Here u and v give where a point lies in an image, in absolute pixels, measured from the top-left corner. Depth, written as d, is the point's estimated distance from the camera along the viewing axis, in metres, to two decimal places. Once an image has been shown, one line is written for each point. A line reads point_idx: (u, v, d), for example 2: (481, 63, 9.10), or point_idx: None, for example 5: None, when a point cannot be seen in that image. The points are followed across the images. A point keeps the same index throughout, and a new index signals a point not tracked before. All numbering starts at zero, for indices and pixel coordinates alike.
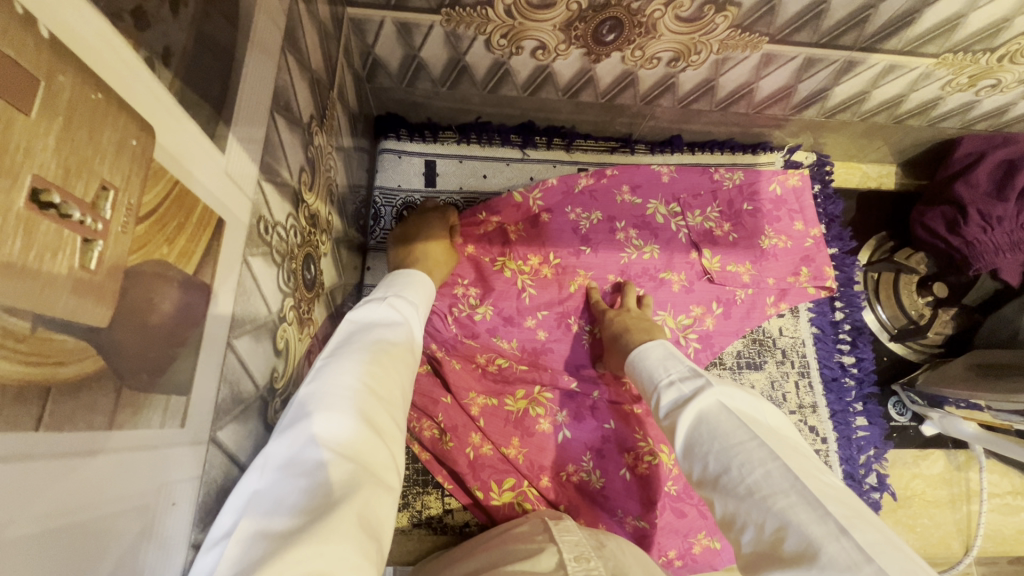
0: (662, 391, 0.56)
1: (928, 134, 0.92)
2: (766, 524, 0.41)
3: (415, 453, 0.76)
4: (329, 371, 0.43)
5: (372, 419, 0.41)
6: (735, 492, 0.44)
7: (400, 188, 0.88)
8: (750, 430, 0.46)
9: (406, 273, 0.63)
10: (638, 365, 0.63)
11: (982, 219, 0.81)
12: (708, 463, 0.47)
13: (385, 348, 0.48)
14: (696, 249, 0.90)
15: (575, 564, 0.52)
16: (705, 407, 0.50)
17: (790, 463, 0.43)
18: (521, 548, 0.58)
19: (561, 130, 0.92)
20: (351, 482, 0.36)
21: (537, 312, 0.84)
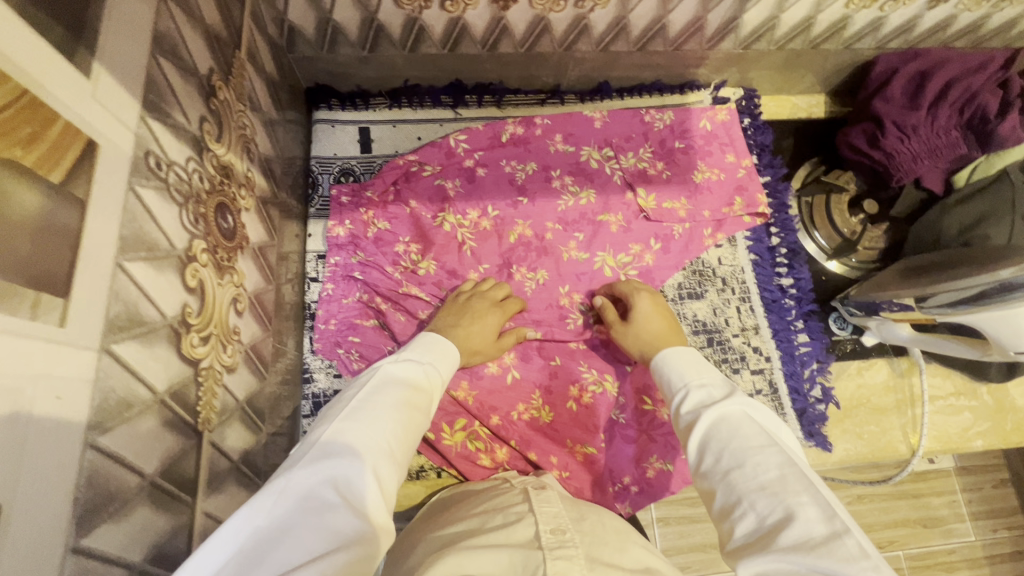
0: (689, 388, 0.59)
1: (847, 58, 0.94)
2: (770, 516, 0.43)
3: None
4: (356, 426, 0.49)
5: (384, 479, 0.46)
6: (741, 487, 0.47)
7: (336, 156, 0.90)
8: (771, 439, 0.49)
9: (431, 336, 0.68)
10: (661, 366, 0.65)
11: (899, 130, 0.84)
12: (722, 459, 0.50)
13: (407, 411, 0.54)
14: (630, 189, 0.93)
15: (551, 536, 0.50)
16: (728, 411, 0.53)
17: (809, 475, 0.46)
18: (494, 521, 0.55)
19: (489, 87, 0.93)
20: (357, 533, 0.41)
21: (480, 264, 0.86)
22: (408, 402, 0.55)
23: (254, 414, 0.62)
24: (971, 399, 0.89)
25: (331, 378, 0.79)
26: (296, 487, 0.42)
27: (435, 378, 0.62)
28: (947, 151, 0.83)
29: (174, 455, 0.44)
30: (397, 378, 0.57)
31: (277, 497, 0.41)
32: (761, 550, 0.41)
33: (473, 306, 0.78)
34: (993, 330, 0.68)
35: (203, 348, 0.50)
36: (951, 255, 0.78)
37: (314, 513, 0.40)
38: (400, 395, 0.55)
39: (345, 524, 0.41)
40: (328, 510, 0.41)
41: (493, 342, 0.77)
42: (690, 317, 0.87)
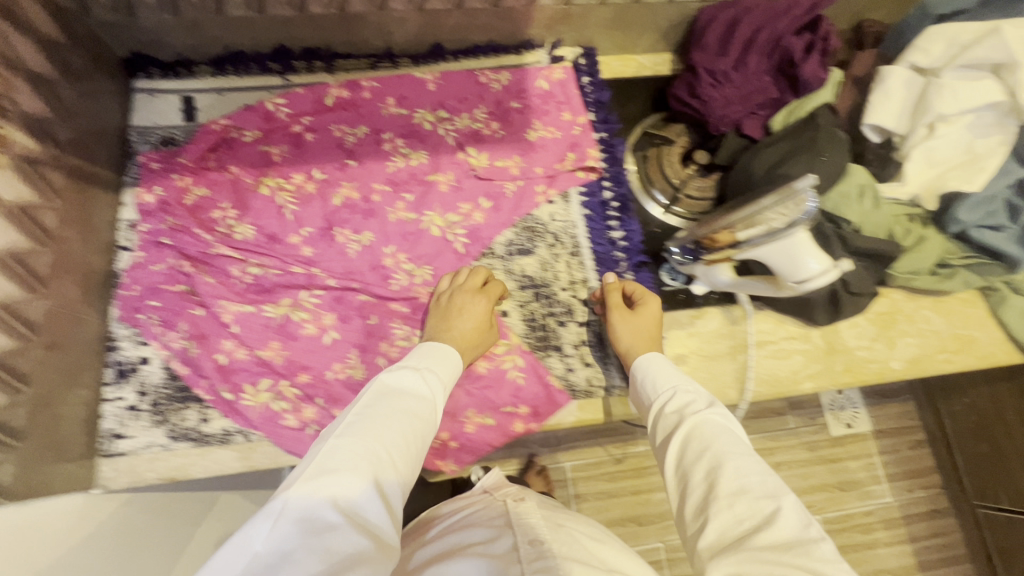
0: (676, 396, 0.67)
1: (677, 11, 0.95)
2: (750, 517, 0.52)
3: (173, 373, 0.76)
4: (349, 442, 0.54)
5: (383, 494, 0.53)
6: (720, 487, 0.55)
7: (157, 126, 0.88)
8: (750, 450, 0.58)
9: (441, 343, 0.74)
10: (636, 372, 0.74)
11: (712, 78, 0.85)
12: (704, 462, 0.58)
13: (408, 423, 0.60)
14: (462, 149, 0.93)
15: (530, 547, 0.63)
16: (712, 418, 0.62)
17: (781, 481, 0.54)
18: (482, 531, 0.68)
19: (317, 52, 0.93)
20: (358, 548, 0.47)
21: (302, 228, 0.85)
22: (407, 415, 0.61)
23: (8, 374, 0.61)
24: (804, 342, 0.90)
25: (137, 345, 0.77)
26: (294, 507, 0.47)
27: (439, 390, 0.68)
28: (759, 95, 0.85)
29: None
30: (394, 390, 0.63)
31: (273, 520, 0.46)
32: (737, 548, 0.49)
33: (461, 301, 0.78)
34: (776, 262, 0.69)
35: None
36: (752, 195, 0.78)
37: (318, 532, 0.46)
38: (398, 406, 0.61)
39: (346, 541, 0.46)
40: (330, 529, 0.47)
41: (485, 329, 0.78)
42: (518, 273, 0.87)
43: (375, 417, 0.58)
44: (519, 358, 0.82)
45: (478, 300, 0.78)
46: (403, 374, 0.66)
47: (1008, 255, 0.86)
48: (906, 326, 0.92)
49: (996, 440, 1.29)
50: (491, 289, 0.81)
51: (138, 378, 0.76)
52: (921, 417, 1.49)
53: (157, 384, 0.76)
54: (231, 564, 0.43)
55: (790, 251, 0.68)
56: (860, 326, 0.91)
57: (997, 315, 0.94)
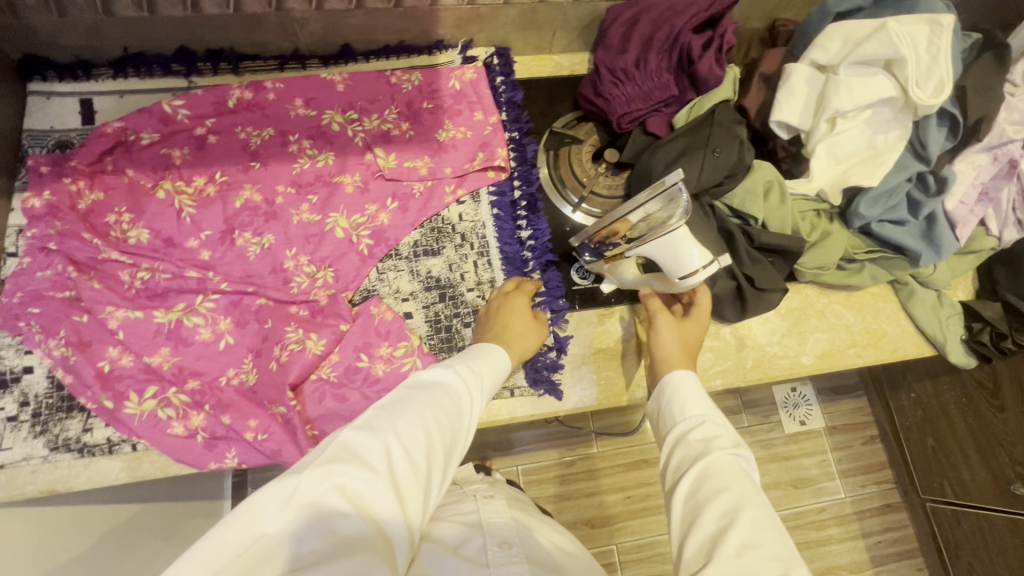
0: (704, 421, 0.62)
1: (585, 10, 0.95)
2: (755, 572, 0.46)
3: (57, 382, 0.74)
4: (377, 433, 0.50)
5: (403, 493, 0.48)
6: (727, 538, 0.49)
7: (53, 129, 0.87)
8: (763, 500, 0.53)
9: (488, 349, 0.70)
10: (662, 390, 0.68)
11: (614, 76, 0.85)
12: (718, 501, 0.52)
13: (438, 420, 0.55)
14: (370, 150, 0.92)
15: (499, 551, 0.58)
16: (720, 461, 0.56)
17: (789, 550, 0.49)
18: (450, 526, 0.63)
19: (222, 54, 0.91)
20: (364, 544, 0.43)
21: (200, 232, 0.84)
22: (438, 412, 0.56)
23: None
24: (714, 339, 0.89)
25: (21, 354, 0.75)
26: (305, 488, 0.44)
27: (481, 394, 0.63)
28: (660, 93, 0.85)
29: None
30: (431, 387, 0.58)
31: (283, 498, 0.44)
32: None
33: (507, 302, 0.80)
34: (664, 249, 0.72)
35: None
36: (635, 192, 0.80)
37: (326, 519, 0.43)
38: (434, 401, 0.56)
39: (351, 534, 0.43)
40: (337, 518, 0.44)
41: (532, 325, 0.79)
42: (424, 274, 0.86)
43: (414, 410, 0.54)
44: (419, 360, 0.80)
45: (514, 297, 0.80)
46: (444, 372, 0.61)
47: (909, 248, 0.87)
48: (817, 322, 0.92)
49: (939, 435, 1.29)
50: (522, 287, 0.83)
51: (21, 387, 0.74)
52: (874, 413, 1.48)
53: (41, 393, 0.74)
54: (238, 532, 0.41)
55: (674, 246, 0.71)
56: (771, 322, 0.91)
57: (907, 309, 0.94)
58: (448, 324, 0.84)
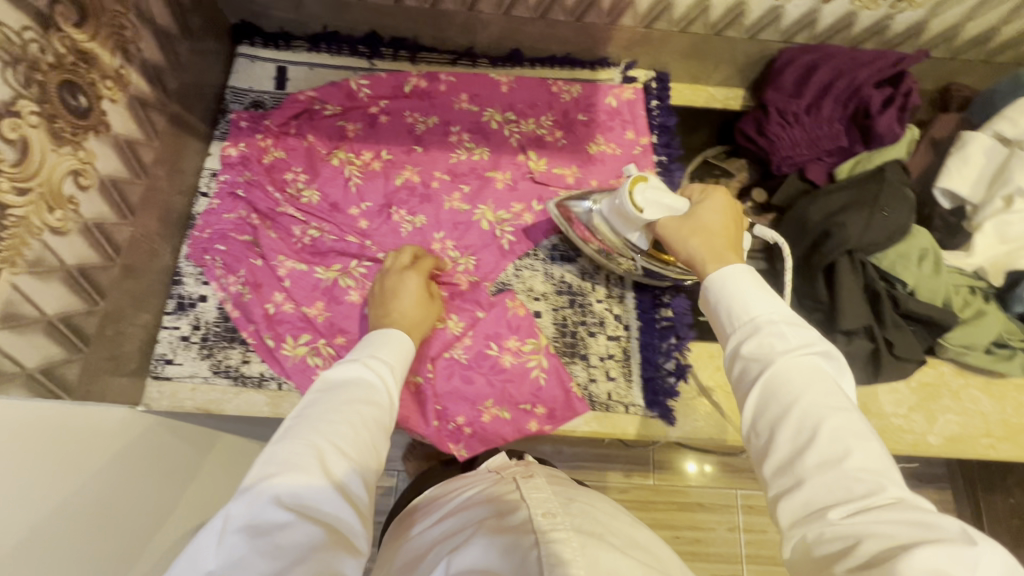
0: (763, 326, 0.52)
1: (755, 48, 0.95)
2: (841, 482, 0.43)
3: (225, 313, 0.82)
4: (293, 442, 0.52)
5: (338, 482, 0.51)
6: (805, 454, 0.45)
7: (251, 89, 0.96)
8: (843, 401, 0.47)
9: (387, 332, 0.71)
10: (710, 289, 0.58)
11: (782, 117, 0.85)
12: (790, 416, 0.47)
13: (359, 410, 0.57)
14: (523, 152, 0.96)
15: (541, 518, 0.56)
16: (801, 362, 0.49)
17: (874, 443, 0.45)
18: (495, 506, 0.61)
19: (404, 42, 0.98)
20: (309, 546, 0.46)
21: (362, 201, 0.90)
22: (355, 403, 0.57)
23: (89, 286, 0.68)
24: None
25: (199, 283, 0.84)
26: (238, 517, 0.46)
27: (395, 377, 0.65)
28: (828, 142, 0.84)
29: None
30: (338, 381, 0.60)
31: (220, 533, 0.45)
32: (821, 515, 0.42)
33: (392, 282, 0.78)
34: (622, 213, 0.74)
35: (18, 195, 0.56)
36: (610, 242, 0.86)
37: (264, 538, 0.45)
38: (344, 398, 0.58)
39: (293, 540, 0.46)
40: (276, 531, 0.46)
41: (427, 303, 0.78)
42: (557, 277, 0.89)
43: (329, 410, 0.55)
44: (545, 359, 0.83)
45: (408, 279, 0.78)
46: (353, 365, 0.62)
47: None
48: (950, 402, 0.88)
49: None
50: (417, 264, 0.80)
51: (195, 313, 0.82)
52: (962, 512, 1.37)
53: (210, 320, 0.82)
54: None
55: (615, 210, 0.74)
56: (899, 392, 0.88)
57: None
58: (573, 330, 0.86)
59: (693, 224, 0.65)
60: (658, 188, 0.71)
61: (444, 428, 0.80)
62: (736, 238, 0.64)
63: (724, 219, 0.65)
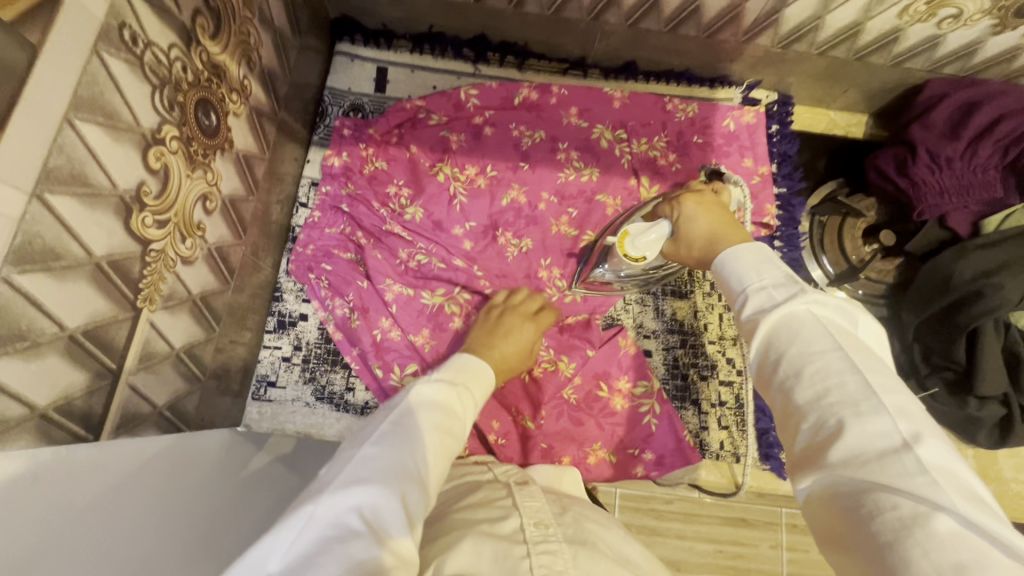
0: (750, 295, 0.47)
1: (895, 76, 0.88)
2: (823, 427, 0.38)
3: (327, 336, 0.79)
4: (383, 449, 0.47)
5: (414, 506, 0.44)
6: (795, 404, 0.40)
7: (350, 91, 0.90)
8: (835, 339, 0.40)
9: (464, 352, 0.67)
10: (721, 265, 0.53)
11: (931, 159, 0.79)
12: (779, 366, 0.42)
13: (445, 438, 0.52)
14: (635, 175, 0.90)
15: (534, 529, 0.49)
16: (793, 311, 0.43)
17: (871, 378, 0.38)
18: (483, 510, 0.54)
19: (513, 48, 0.91)
20: (380, 567, 0.37)
21: (466, 221, 0.85)
22: (445, 431, 0.53)
23: (208, 313, 0.64)
24: None
25: (300, 301, 0.80)
26: (319, 519, 0.39)
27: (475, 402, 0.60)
28: (979, 191, 0.77)
29: (104, 319, 0.46)
30: (432, 400, 0.55)
31: (297, 534, 0.39)
32: (814, 465, 0.37)
33: (505, 321, 0.73)
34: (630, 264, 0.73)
35: (158, 230, 0.52)
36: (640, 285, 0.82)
37: (338, 547, 0.38)
38: (431, 416, 0.53)
39: (366, 552, 0.38)
40: (351, 540, 0.38)
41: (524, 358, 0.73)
42: (668, 314, 0.84)
43: (415, 427, 0.50)
44: (657, 405, 0.79)
45: (528, 330, 0.73)
46: (445, 384, 0.58)
47: None
48: None
49: None
50: (537, 317, 0.76)
51: (295, 332, 0.79)
52: None
53: (311, 341, 0.79)
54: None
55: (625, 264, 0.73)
56: (1020, 457, 0.84)
57: None
58: (685, 372, 0.82)
59: (689, 241, 0.65)
60: (640, 230, 0.69)
61: None
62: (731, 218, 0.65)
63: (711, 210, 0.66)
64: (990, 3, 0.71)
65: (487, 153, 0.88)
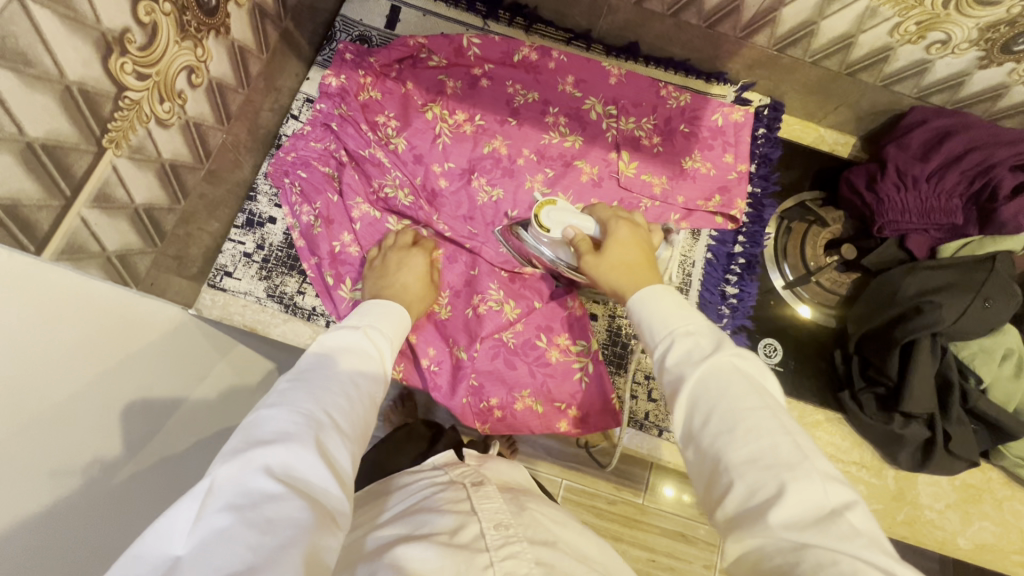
0: (674, 339, 0.51)
1: (885, 98, 0.90)
2: (761, 489, 0.41)
3: (291, 241, 0.82)
4: (289, 405, 0.46)
5: (331, 456, 0.45)
6: (729, 462, 0.43)
7: (361, 22, 0.94)
8: (761, 398, 0.45)
9: (374, 301, 0.67)
10: (632, 307, 0.57)
11: (898, 178, 0.81)
12: (711, 421, 0.46)
13: (354, 382, 0.52)
14: (616, 149, 0.93)
15: (496, 533, 0.51)
16: (719, 362, 0.48)
17: (798, 442, 0.43)
18: (443, 513, 0.55)
19: (524, 10, 0.95)
20: (303, 522, 0.39)
21: (446, 161, 0.88)
22: (354, 378, 0.53)
23: (176, 183, 0.68)
24: (873, 475, 0.84)
25: (272, 205, 0.83)
26: (223, 490, 0.39)
27: (389, 350, 0.61)
28: (940, 216, 0.80)
29: (66, 142, 0.50)
30: (338, 352, 0.55)
31: (200, 508, 0.38)
32: (753, 524, 0.40)
33: (395, 257, 0.77)
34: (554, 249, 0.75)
35: (136, 81, 0.56)
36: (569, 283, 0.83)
37: (251, 510, 0.38)
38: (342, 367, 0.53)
39: (286, 510, 0.39)
40: (265, 501, 0.38)
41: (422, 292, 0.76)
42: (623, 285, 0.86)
43: (324, 379, 0.50)
44: (590, 364, 0.81)
45: (415, 257, 0.77)
46: (347, 335, 0.57)
47: None
48: (990, 510, 0.83)
49: None
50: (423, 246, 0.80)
51: (261, 232, 0.82)
52: None
53: (275, 243, 0.82)
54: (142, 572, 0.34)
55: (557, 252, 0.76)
56: (940, 486, 0.84)
57: None
58: (625, 341, 0.84)
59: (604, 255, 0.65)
60: (566, 208, 0.74)
61: (474, 405, 0.80)
62: (649, 255, 0.66)
63: (631, 241, 0.67)
64: (976, 32, 0.73)
65: (478, 102, 0.91)
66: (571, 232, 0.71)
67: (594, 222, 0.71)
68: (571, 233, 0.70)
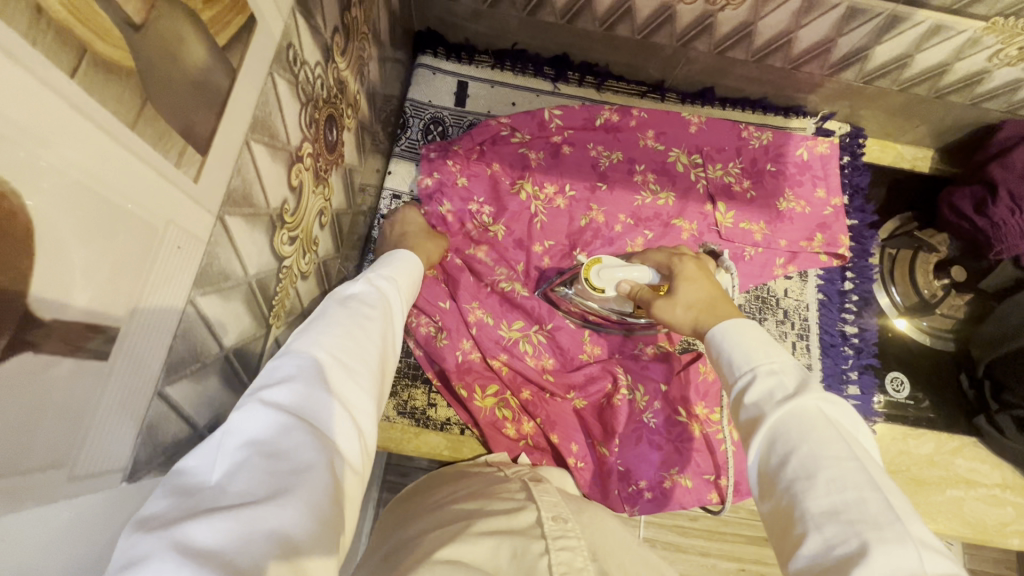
0: (756, 373, 0.44)
1: (971, 114, 0.89)
2: (840, 545, 0.33)
3: (409, 349, 0.80)
4: (300, 342, 0.40)
5: (346, 396, 0.39)
6: (805, 509, 0.36)
7: (430, 103, 0.90)
8: (850, 449, 0.38)
9: (393, 256, 0.61)
10: (712, 340, 0.50)
11: (1011, 201, 0.79)
12: (787, 462, 0.39)
13: (366, 325, 0.46)
14: (711, 201, 0.91)
15: (552, 522, 0.44)
16: (803, 407, 0.40)
17: (893, 502, 0.34)
18: (495, 502, 0.49)
19: (594, 68, 0.92)
20: (317, 461, 0.34)
21: (546, 240, 0.86)
22: (364, 313, 0.47)
23: None
24: (1019, 495, 0.83)
25: None
26: (240, 423, 0.34)
27: (400, 298, 0.55)
28: None
29: (246, 337, 0.46)
30: (346, 292, 0.48)
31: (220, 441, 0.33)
32: None
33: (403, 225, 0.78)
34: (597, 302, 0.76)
35: (291, 247, 0.52)
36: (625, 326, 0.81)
37: (267, 445, 0.33)
38: (351, 306, 0.47)
39: (300, 447, 0.33)
40: (281, 436, 0.33)
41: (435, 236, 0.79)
42: None
43: (333, 317, 0.44)
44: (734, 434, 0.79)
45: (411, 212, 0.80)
46: (356, 283, 0.50)
47: None
48: None
49: None
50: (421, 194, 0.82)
51: None
52: None
53: None
54: (176, 486, 0.31)
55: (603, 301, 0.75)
56: None
57: None
58: None
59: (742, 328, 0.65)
60: (613, 262, 0.71)
61: (624, 490, 0.77)
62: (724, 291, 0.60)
63: (699, 275, 0.63)
64: None
65: (564, 171, 0.88)
66: (626, 286, 0.68)
67: (649, 271, 0.68)
68: (626, 288, 0.68)
